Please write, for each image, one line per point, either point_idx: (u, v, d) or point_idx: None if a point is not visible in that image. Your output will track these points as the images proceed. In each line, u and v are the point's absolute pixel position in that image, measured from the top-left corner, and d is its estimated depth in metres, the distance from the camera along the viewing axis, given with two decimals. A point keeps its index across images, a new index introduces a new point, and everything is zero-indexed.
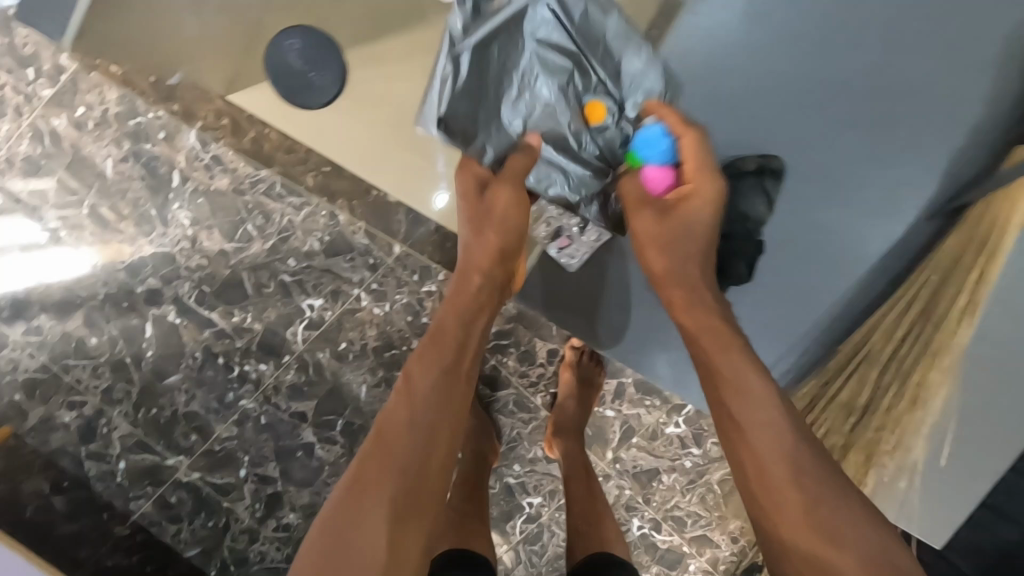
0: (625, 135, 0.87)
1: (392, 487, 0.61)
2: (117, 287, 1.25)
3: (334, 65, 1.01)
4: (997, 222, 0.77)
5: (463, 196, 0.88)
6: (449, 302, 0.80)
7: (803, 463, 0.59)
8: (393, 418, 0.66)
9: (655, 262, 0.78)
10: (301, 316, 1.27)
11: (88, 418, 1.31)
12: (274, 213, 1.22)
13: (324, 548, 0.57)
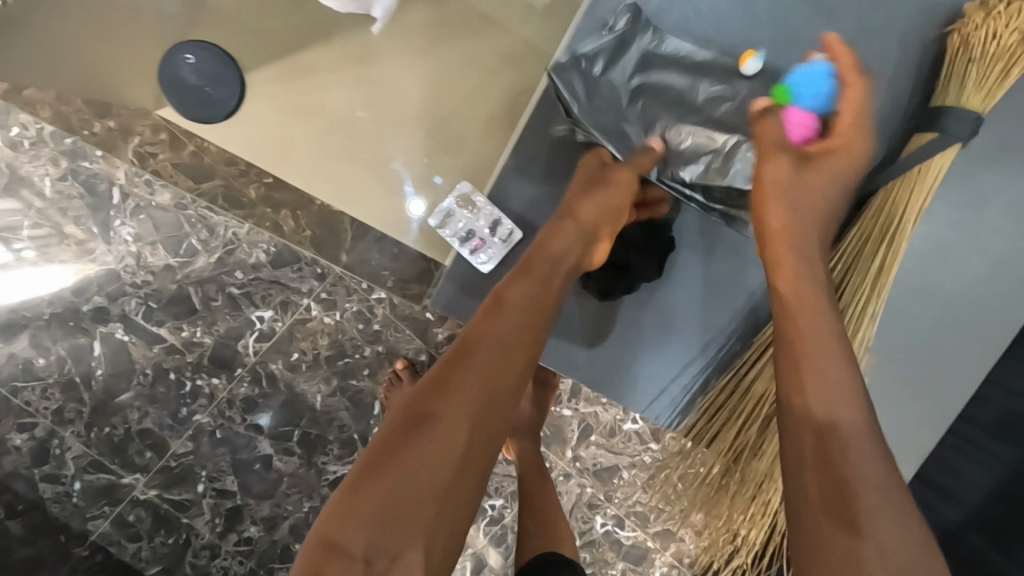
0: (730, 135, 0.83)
1: (460, 421, 0.61)
2: (63, 307, 1.24)
3: (236, 84, 1.01)
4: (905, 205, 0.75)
5: (580, 182, 0.84)
6: (538, 251, 0.77)
7: (873, 469, 0.58)
8: (479, 337, 0.67)
9: (775, 217, 0.73)
10: (251, 328, 1.27)
11: (40, 440, 1.29)
12: (218, 226, 1.22)
13: (381, 448, 0.59)
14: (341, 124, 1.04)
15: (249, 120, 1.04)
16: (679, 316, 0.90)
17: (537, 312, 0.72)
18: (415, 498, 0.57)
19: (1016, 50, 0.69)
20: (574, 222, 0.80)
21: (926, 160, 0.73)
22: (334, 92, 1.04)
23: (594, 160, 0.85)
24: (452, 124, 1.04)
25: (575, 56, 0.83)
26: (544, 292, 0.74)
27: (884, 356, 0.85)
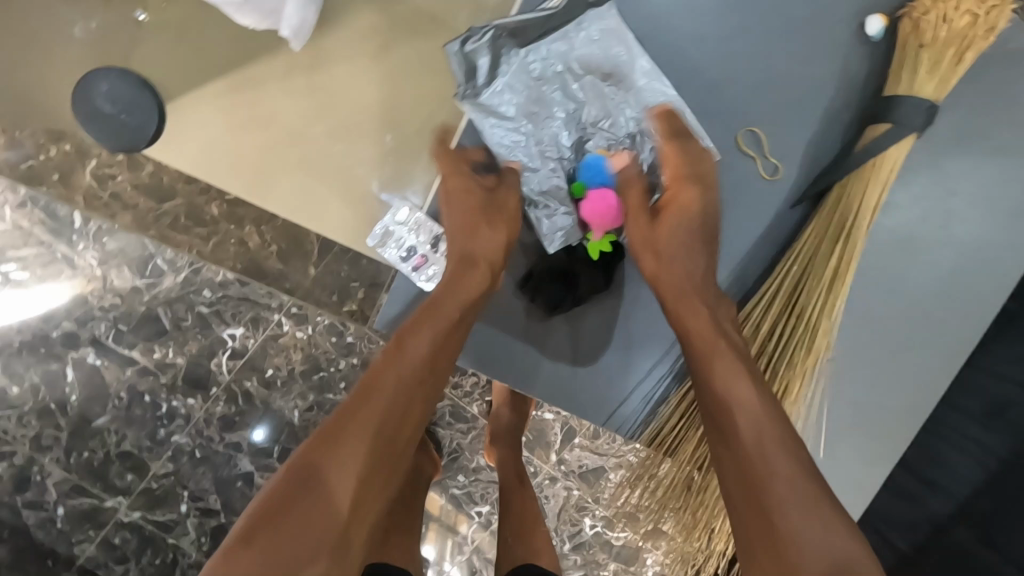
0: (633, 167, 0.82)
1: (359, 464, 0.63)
2: (33, 334, 1.23)
3: (154, 111, 0.99)
4: (857, 204, 0.75)
5: (458, 205, 0.81)
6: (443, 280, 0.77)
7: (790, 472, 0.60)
8: (377, 382, 0.68)
9: (666, 274, 0.75)
10: (223, 347, 1.25)
11: (20, 467, 1.28)
12: (182, 246, 1.20)
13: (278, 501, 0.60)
14: (289, 134, 1.02)
15: (194, 136, 1.01)
16: (636, 323, 0.85)
17: (437, 351, 0.73)
18: (305, 552, 0.57)
19: (966, 33, 0.68)
20: (468, 252, 0.78)
21: (883, 153, 0.73)
22: (284, 103, 1.01)
23: (462, 180, 0.81)
24: (407, 127, 1.01)
25: (498, 28, 0.79)
26: (448, 331, 0.74)
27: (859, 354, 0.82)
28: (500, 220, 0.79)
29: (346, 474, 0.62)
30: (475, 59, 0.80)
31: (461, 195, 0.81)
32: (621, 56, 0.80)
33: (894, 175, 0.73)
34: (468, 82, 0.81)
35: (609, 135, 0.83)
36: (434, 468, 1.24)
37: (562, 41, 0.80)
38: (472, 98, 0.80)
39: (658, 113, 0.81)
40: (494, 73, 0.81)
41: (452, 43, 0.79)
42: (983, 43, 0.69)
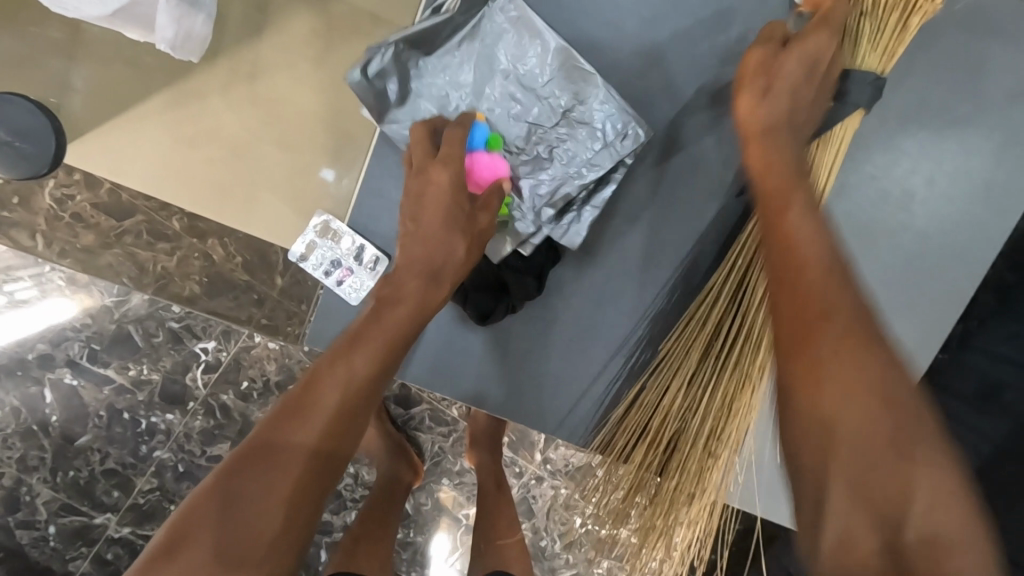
0: (569, 155, 0.78)
1: (294, 475, 0.56)
2: (8, 358, 1.20)
3: (53, 138, 0.94)
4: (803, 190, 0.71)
5: (433, 200, 0.70)
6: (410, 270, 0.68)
7: (869, 390, 0.52)
8: (311, 400, 0.59)
9: (756, 111, 0.65)
10: (197, 361, 1.23)
11: (9, 489, 1.22)
12: (147, 262, 1.18)
13: (207, 504, 0.55)
14: (233, 149, 1.02)
15: (144, 154, 1.02)
16: (587, 326, 0.85)
17: (389, 355, 0.63)
18: (235, 557, 0.53)
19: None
20: (425, 254, 0.69)
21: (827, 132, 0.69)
22: (223, 114, 1.01)
23: (443, 170, 0.70)
24: (351, 132, 1.00)
25: (398, 43, 0.75)
26: (399, 338, 0.65)
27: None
28: (467, 232, 0.70)
29: (266, 506, 0.55)
30: (381, 80, 0.76)
31: (437, 178, 0.70)
32: (537, 45, 0.77)
33: (837, 159, 0.71)
34: (380, 105, 0.78)
35: (538, 127, 0.78)
36: (415, 475, 1.22)
37: (474, 41, 0.78)
38: (390, 120, 0.79)
39: (581, 95, 0.76)
40: (406, 91, 0.79)
41: (353, 71, 0.74)
42: (931, 5, 0.65)
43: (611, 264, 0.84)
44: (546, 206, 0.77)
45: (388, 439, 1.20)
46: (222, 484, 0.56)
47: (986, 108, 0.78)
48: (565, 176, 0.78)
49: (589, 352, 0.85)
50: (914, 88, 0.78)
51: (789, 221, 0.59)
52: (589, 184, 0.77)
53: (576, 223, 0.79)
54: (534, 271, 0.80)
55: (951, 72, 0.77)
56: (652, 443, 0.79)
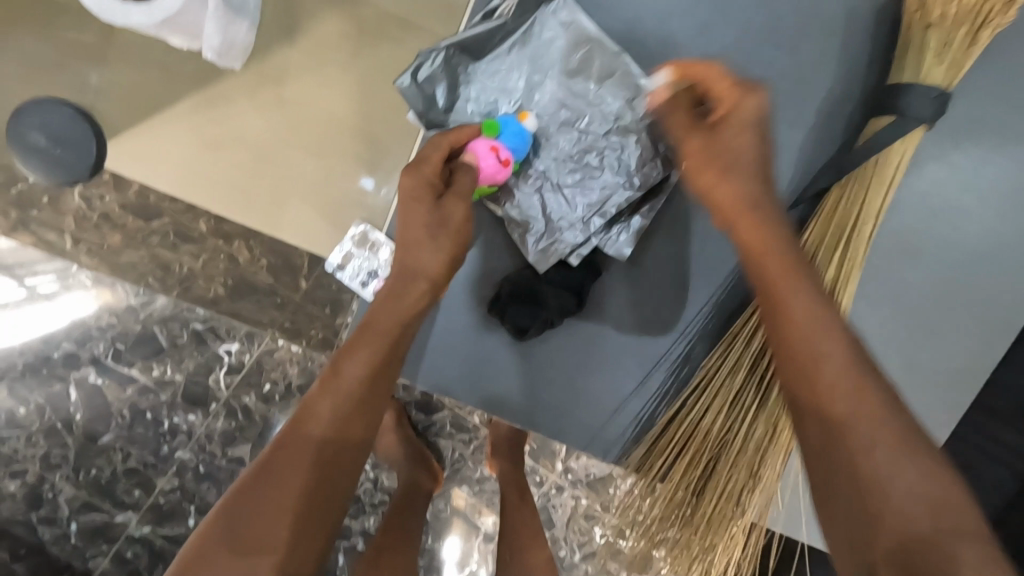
0: (618, 165, 0.77)
1: (296, 488, 0.54)
2: (34, 355, 1.20)
3: (91, 141, 0.99)
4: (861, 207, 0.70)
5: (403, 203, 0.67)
6: (396, 271, 0.66)
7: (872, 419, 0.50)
8: (308, 411, 0.57)
9: (717, 190, 0.60)
10: (219, 363, 1.21)
11: (32, 486, 1.21)
12: (173, 263, 1.18)
13: (215, 526, 0.53)
14: (264, 152, 1.02)
15: (174, 156, 1.04)
16: (626, 342, 0.83)
17: (381, 358, 0.61)
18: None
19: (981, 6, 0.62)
20: (409, 261, 0.66)
21: (889, 147, 0.68)
22: (251, 116, 1.01)
23: (409, 172, 0.67)
24: (382, 136, 1.00)
25: (449, 48, 0.74)
26: (392, 341, 0.63)
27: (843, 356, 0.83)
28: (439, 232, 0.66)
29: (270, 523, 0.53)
30: (431, 84, 0.75)
31: (406, 183, 0.67)
32: (591, 50, 0.75)
33: (897, 175, 0.69)
34: (429, 110, 0.76)
35: (590, 134, 0.77)
36: (436, 483, 1.22)
37: (526, 45, 0.77)
38: (439, 128, 0.77)
39: (634, 99, 0.75)
40: (454, 96, 0.77)
41: (404, 76, 0.73)
42: (1003, 17, 0.63)
43: (653, 278, 0.81)
44: (593, 215, 0.77)
45: (409, 445, 1.20)
46: (228, 504, 0.54)
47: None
48: (616, 185, 0.77)
49: (623, 369, 0.84)
50: (967, 97, 0.76)
51: (791, 311, 0.54)
52: (639, 194, 0.77)
53: (620, 233, 0.79)
54: (573, 288, 0.79)
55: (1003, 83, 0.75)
56: (688, 464, 0.77)
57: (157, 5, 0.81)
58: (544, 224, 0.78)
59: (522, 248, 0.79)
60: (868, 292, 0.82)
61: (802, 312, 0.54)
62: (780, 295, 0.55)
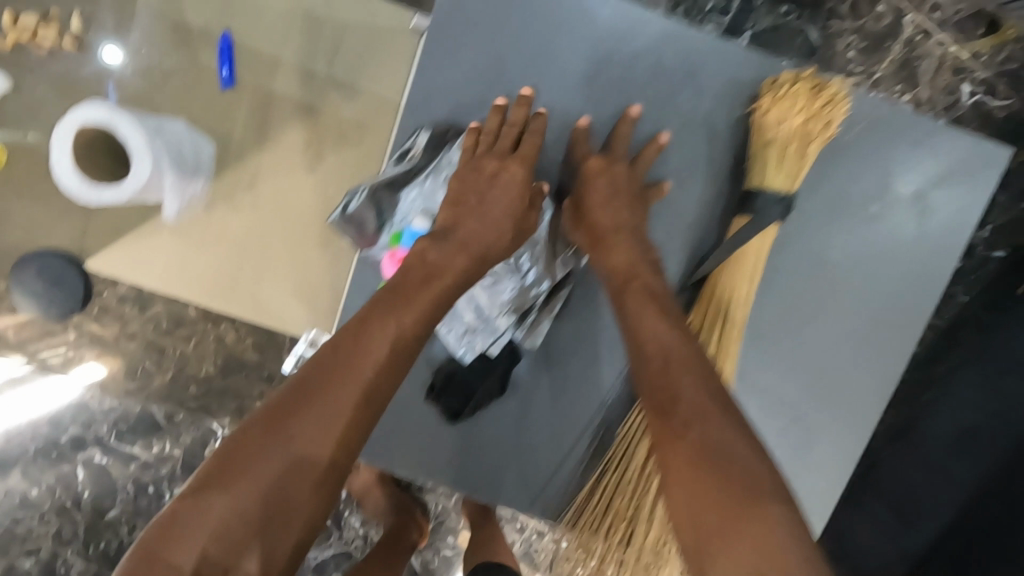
0: (523, 263, 0.78)
1: (343, 413, 0.59)
2: (44, 440, 1.26)
3: (82, 283, 1.12)
4: (729, 296, 0.75)
5: (503, 185, 0.73)
6: (461, 236, 0.71)
7: (702, 405, 0.61)
8: (363, 347, 0.62)
9: (599, 215, 0.73)
10: (214, 436, 1.29)
11: (46, 562, 1.27)
12: (167, 347, 1.25)
13: (263, 428, 0.58)
14: (241, 249, 1.12)
15: (158, 255, 1.13)
16: (546, 422, 0.83)
17: (434, 312, 0.67)
18: (283, 482, 0.57)
19: (805, 128, 0.71)
20: (478, 232, 0.71)
21: (748, 243, 0.73)
22: (230, 218, 1.11)
23: (520, 167, 0.74)
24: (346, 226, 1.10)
25: (370, 186, 0.76)
26: (445, 298, 0.68)
27: (777, 421, 0.88)
28: (516, 225, 0.74)
29: (315, 440, 0.58)
30: (357, 219, 0.76)
31: (514, 171, 0.73)
32: None
33: (757, 267, 0.74)
34: (362, 239, 0.78)
35: None
36: (420, 536, 1.28)
37: (436, 171, 0.77)
38: (370, 253, 0.78)
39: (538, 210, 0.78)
40: (384, 225, 0.78)
41: (333, 213, 0.77)
42: (825, 136, 0.72)
43: (574, 355, 0.83)
44: (510, 310, 0.78)
45: (391, 501, 1.28)
46: (277, 412, 0.58)
47: (920, 184, 0.85)
48: (524, 284, 0.78)
49: (550, 429, 0.83)
50: (862, 167, 0.83)
51: (635, 324, 0.68)
52: (545, 292, 0.79)
53: (539, 324, 0.79)
54: (496, 372, 0.79)
55: (890, 151, 0.83)
56: (616, 518, 0.78)
57: (124, 183, 0.84)
58: (459, 321, 0.78)
59: (443, 343, 0.79)
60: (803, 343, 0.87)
61: (647, 324, 0.68)
62: (628, 314, 0.69)
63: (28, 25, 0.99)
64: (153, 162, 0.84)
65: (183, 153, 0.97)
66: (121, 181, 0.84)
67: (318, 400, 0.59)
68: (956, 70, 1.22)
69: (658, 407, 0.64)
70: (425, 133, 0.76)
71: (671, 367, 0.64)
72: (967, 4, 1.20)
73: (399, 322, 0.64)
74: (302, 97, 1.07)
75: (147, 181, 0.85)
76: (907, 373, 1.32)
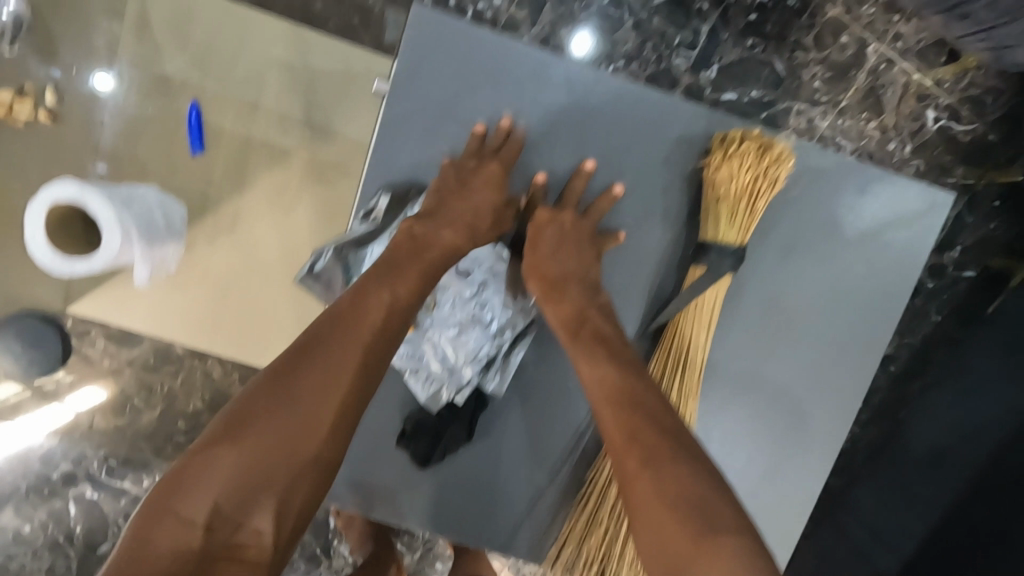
0: (484, 314, 0.80)
1: (344, 373, 0.64)
2: (35, 477, 1.25)
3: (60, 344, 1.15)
4: (690, 342, 0.79)
5: (482, 181, 0.77)
6: (446, 219, 0.75)
7: (654, 430, 0.61)
8: (360, 313, 0.66)
9: (551, 265, 0.75)
10: None
11: None
12: (155, 384, 1.25)
13: (268, 389, 0.62)
14: (226, 286, 1.15)
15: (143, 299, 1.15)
16: (515, 462, 0.85)
17: (425, 283, 0.72)
18: (290, 438, 0.60)
19: (753, 186, 0.76)
20: (457, 216, 0.76)
21: (705, 294, 0.77)
22: (217, 257, 1.13)
23: (497, 167, 0.78)
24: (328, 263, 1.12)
25: (337, 245, 0.79)
26: (434, 272, 0.73)
27: (746, 450, 0.90)
28: (489, 218, 0.78)
29: (318, 399, 0.62)
30: (326, 278, 0.80)
31: (491, 170, 0.78)
32: None
33: (714, 315, 0.79)
34: (330, 297, 0.81)
35: (460, 294, 0.79)
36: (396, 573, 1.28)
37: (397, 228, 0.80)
38: None
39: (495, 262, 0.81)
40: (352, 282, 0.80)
41: (300, 271, 0.80)
42: (771, 193, 0.77)
43: (545, 394, 0.85)
44: (475, 360, 0.80)
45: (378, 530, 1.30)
46: (280, 375, 0.62)
47: (875, 220, 0.88)
48: (486, 334, 0.80)
49: (525, 469, 0.85)
50: (820, 205, 0.86)
51: (587, 362, 0.69)
52: (507, 340, 0.82)
53: (504, 370, 0.82)
54: (463, 418, 0.81)
55: (846, 189, 0.87)
56: (588, 561, 0.80)
57: (95, 257, 0.85)
58: (426, 372, 0.80)
59: (412, 393, 0.81)
60: (771, 375, 0.89)
61: (601, 359, 0.68)
62: (579, 354, 0.70)
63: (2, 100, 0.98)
64: (122, 234, 0.85)
65: (160, 221, 0.98)
66: (92, 255, 0.85)
67: (319, 360, 0.63)
68: (920, 97, 1.25)
69: (614, 445, 0.62)
70: (385, 196, 0.80)
71: (624, 395, 0.64)
72: (927, 34, 1.23)
73: (393, 290, 0.69)
74: (280, 140, 1.10)
75: (119, 253, 0.86)
76: (885, 390, 1.34)
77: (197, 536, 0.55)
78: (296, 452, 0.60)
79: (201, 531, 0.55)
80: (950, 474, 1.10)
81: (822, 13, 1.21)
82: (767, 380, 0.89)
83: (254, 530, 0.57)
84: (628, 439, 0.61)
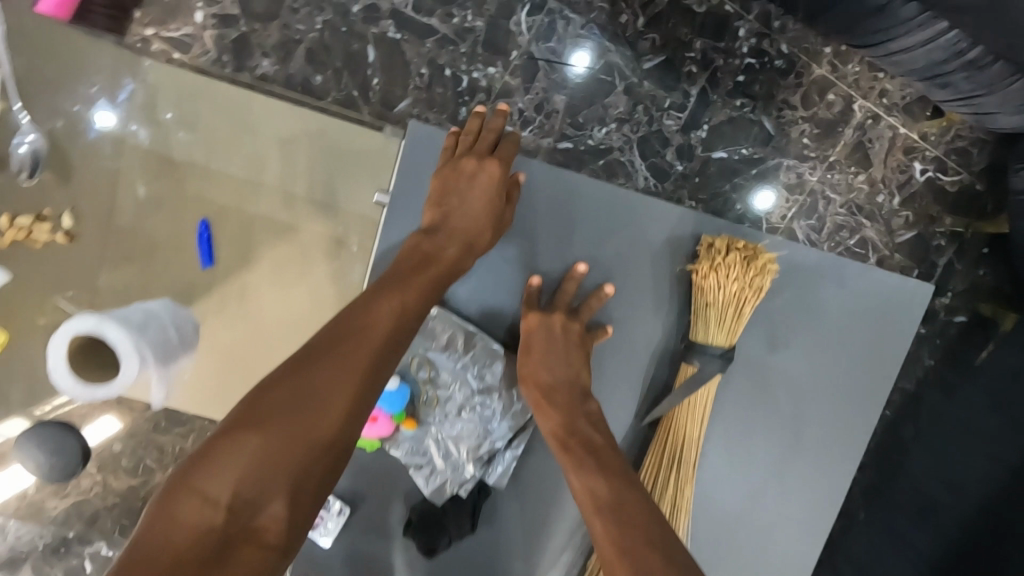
0: (484, 413, 0.84)
1: (358, 363, 0.68)
2: None
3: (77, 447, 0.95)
4: (684, 435, 0.83)
5: (482, 181, 0.84)
6: (448, 229, 0.83)
7: (643, 541, 0.63)
8: (372, 314, 0.73)
9: (541, 371, 0.80)
10: None
11: None
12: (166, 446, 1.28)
13: (288, 379, 0.66)
14: (230, 358, 1.10)
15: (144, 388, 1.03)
16: (514, 547, 0.88)
17: (431, 290, 0.78)
18: (308, 420, 0.64)
19: (741, 294, 0.81)
20: (459, 219, 0.83)
21: (697, 393, 0.83)
22: (219, 329, 1.10)
23: (496, 166, 0.85)
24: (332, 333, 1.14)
25: None
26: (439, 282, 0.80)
27: (740, 521, 0.92)
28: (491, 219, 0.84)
29: (334, 386, 0.66)
30: None
31: (491, 170, 0.84)
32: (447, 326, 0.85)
33: (707, 411, 0.84)
34: None
35: (461, 394, 0.84)
36: None
37: None
38: None
39: (494, 362, 0.85)
40: None
41: None
42: (757, 299, 0.82)
43: (544, 477, 0.88)
44: (477, 455, 0.84)
45: None
46: (297, 366, 0.67)
47: (858, 297, 0.91)
48: (487, 430, 0.85)
49: (527, 550, 0.88)
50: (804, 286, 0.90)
51: (579, 473, 0.73)
52: (508, 436, 0.86)
53: (504, 463, 0.86)
54: (466, 510, 0.85)
55: (828, 270, 0.91)
56: None
57: (115, 382, 0.89)
58: (431, 467, 0.84)
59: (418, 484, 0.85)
60: (764, 449, 0.92)
61: (593, 471, 0.72)
62: (572, 465, 0.74)
63: (23, 224, 0.96)
64: (140, 361, 0.89)
65: (175, 336, 0.99)
66: (112, 380, 0.89)
67: (336, 352, 0.69)
68: (906, 150, 1.28)
69: (605, 554, 0.64)
70: None
71: (614, 506, 0.68)
72: (910, 90, 1.27)
73: (402, 299, 0.76)
74: (284, 214, 1.13)
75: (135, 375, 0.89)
76: (882, 435, 1.36)
77: (219, 517, 0.57)
78: (312, 433, 0.63)
79: (222, 513, 0.57)
80: (946, 525, 1.10)
81: (809, 72, 1.25)
82: (759, 452, 0.92)
83: (270, 514, 0.59)
84: (618, 551, 0.63)
